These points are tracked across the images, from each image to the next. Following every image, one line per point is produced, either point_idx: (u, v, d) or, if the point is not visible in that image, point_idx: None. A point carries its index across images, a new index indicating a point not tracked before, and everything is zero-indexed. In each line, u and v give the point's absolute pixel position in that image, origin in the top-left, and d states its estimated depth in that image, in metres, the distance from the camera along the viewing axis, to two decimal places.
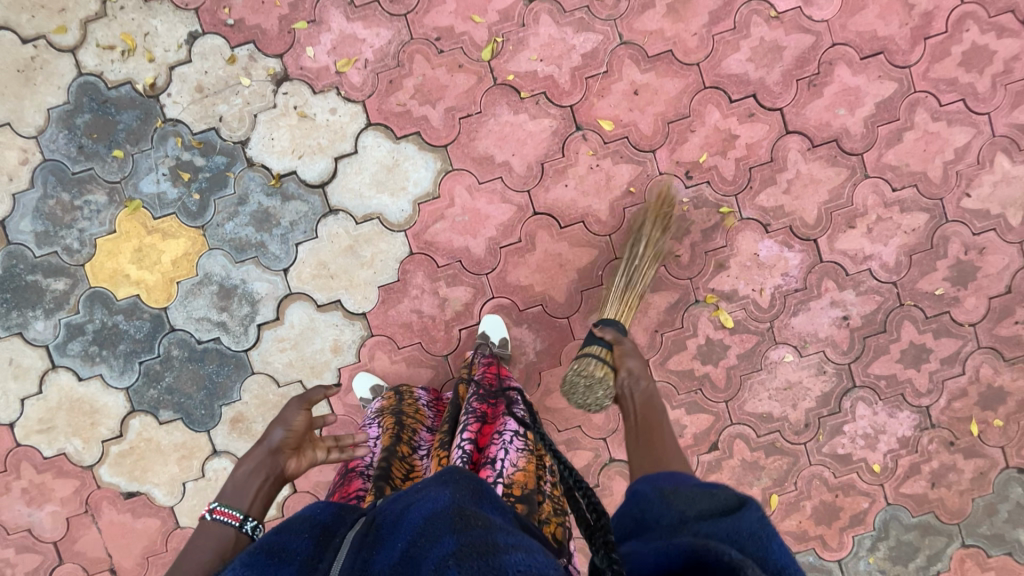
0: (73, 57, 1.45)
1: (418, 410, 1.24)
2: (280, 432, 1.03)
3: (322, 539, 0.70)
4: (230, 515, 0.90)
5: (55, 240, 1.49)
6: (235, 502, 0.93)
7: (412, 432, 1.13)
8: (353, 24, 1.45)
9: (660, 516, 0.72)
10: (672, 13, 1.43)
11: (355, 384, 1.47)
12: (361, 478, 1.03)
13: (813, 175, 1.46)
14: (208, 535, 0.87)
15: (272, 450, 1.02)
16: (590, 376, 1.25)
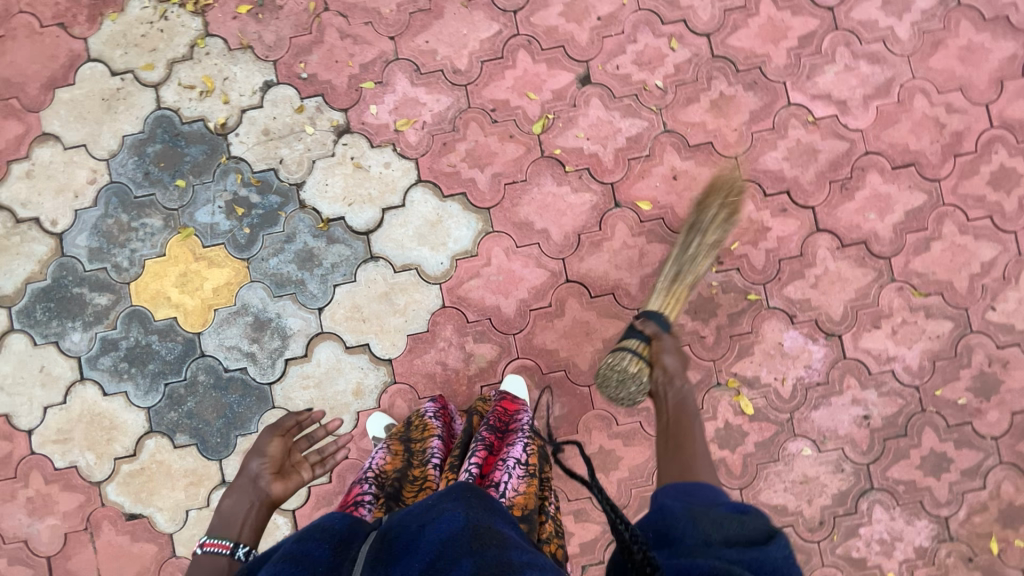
0: (155, 92, 1.57)
1: (426, 425, 1.27)
2: (257, 461, 1.13)
3: (337, 548, 0.75)
4: (219, 545, 0.97)
5: (106, 257, 1.56)
6: (224, 531, 1.01)
7: (421, 449, 1.17)
8: (417, 89, 1.55)
9: (688, 535, 0.83)
10: (715, 108, 1.52)
11: (370, 422, 1.48)
12: (362, 483, 1.07)
13: (841, 273, 1.50)
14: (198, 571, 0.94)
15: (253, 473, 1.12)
16: (625, 373, 1.33)
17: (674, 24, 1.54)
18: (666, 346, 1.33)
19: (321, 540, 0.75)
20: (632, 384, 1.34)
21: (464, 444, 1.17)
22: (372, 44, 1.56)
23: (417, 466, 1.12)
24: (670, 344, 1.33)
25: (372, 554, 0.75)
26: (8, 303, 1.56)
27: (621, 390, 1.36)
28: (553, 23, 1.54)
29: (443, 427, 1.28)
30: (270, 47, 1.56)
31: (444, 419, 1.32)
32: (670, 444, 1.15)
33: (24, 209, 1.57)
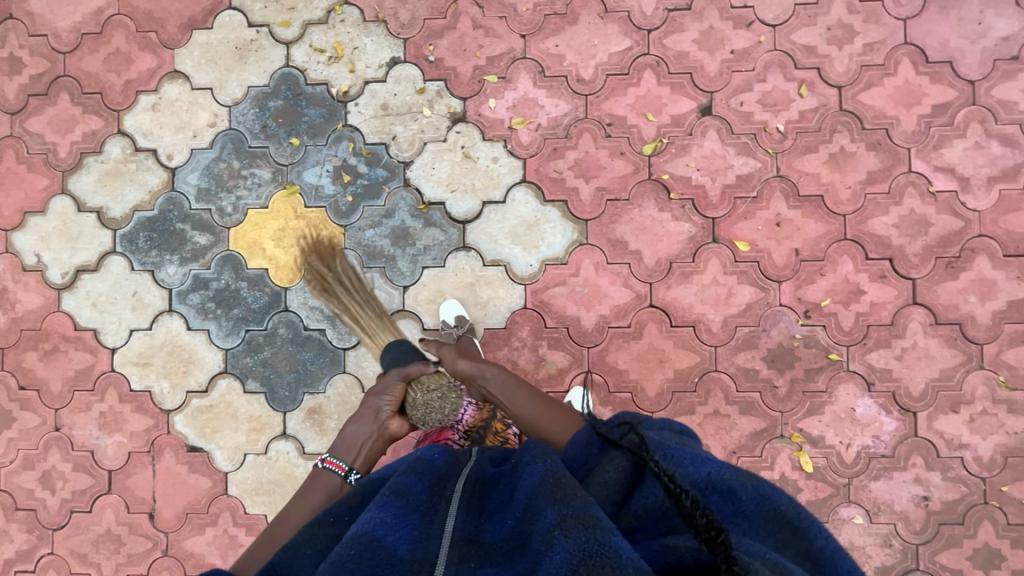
0: (287, 50, 1.61)
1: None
2: (381, 399, 1.22)
3: (434, 488, 0.85)
4: (336, 466, 1.15)
5: (213, 199, 1.62)
6: (344, 455, 1.17)
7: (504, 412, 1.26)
8: (538, 90, 1.56)
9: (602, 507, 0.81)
10: (833, 162, 1.50)
11: (443, 307, 1.53)
12: (452, 430, 1.20)
13: (929, 350, 1.47)
14: (315, 481, 1.13)
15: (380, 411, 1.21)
16: (428, 398, 1.21)
17: (807, 71, 1.52)
18: (448, 355, 1.29)
19: (416, 472, 0.87)
20: (452, 392, 1.24)
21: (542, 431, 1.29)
22: (502, 39, 1.57)
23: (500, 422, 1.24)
24: (450, 351, 1.29)
25: (467, 497, 0.84)
26: (115, 225, 1.63)
27: (428, 411, 1.20)
28: (685, 48, 1.54)
29: None
30: (403, 25, 1.59)
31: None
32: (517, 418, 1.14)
33: (144, 139, 1.64)
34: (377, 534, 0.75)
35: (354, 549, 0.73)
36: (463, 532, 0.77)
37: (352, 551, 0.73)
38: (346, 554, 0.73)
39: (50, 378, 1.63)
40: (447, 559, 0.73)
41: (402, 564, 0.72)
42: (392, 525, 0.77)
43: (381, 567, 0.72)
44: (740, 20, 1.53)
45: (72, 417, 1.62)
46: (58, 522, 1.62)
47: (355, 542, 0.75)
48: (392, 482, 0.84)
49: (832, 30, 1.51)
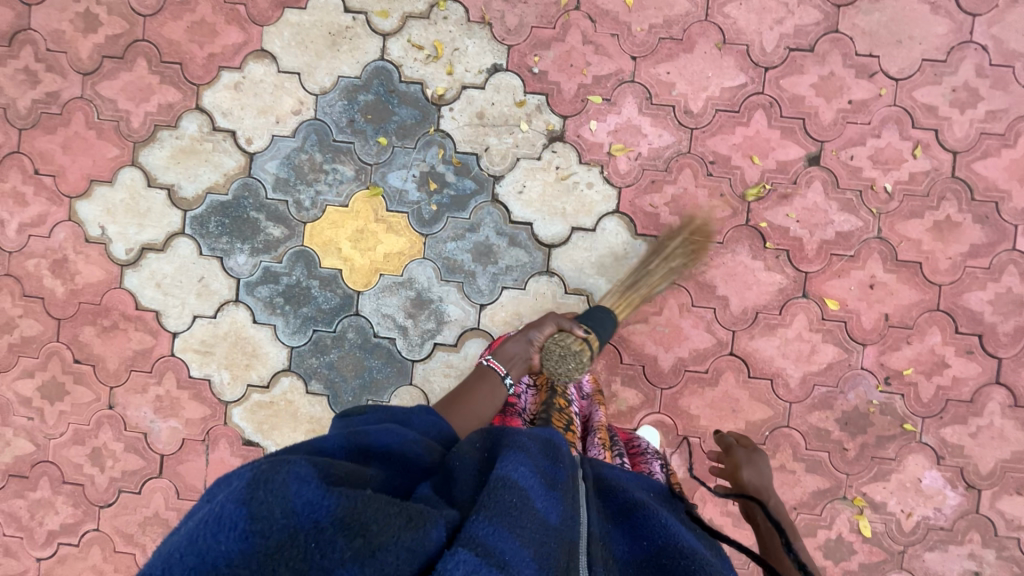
0: (383, 42, 1.53)
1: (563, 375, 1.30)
2: (535, 333, 1.26)
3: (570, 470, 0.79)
4: (497, 366, 1.20)
5: (291, 190, 1.55)
6: (503, 361, 1.22)
7: (563, 394, 1.21)
8: (643, 118, 1.50)
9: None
10: (937, 230, 1.46)
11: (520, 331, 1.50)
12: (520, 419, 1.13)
13: (1003, 430, 1.47)
14: (484, 376, 1.18)
15: (531, 341, 1.26)
16: (565, 348, 1.24)
17: (924, 131, 1.46)
18: (740, 457, 1.20)
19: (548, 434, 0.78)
20: (572, 358, 1.23)
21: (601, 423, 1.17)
22: (612, 59, 1.50)
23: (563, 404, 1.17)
24: (745, 454, 1.21)
25: (594, 501, 0.80)
26: (186, 206, 1.57)
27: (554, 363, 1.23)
28: (801, 92, 1.47)
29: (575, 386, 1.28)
30: (509, 31, 1.51)
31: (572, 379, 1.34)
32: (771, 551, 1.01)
33: (223, 119, 1.56)
34: (530, 493, 0.69)
35: (512, 495, 0.67)
36: (598, 531, 0.74)
37: (508, 495, 0.66)
38: (502, 496, 0.66)
39: (107, 355, 1.60)
40: (589, 555, 0.70)
41: (554, 535, 0.68)
42: (540, 496, 0.71)
43: (537, 530, 0.66)
44: (863, 69, 1.46)
45: (127, 397, 1.60)
46: (105, 500, 1.60)
47: (511, 487, 0.68)
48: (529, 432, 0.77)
49: (957, 91, 1.45)
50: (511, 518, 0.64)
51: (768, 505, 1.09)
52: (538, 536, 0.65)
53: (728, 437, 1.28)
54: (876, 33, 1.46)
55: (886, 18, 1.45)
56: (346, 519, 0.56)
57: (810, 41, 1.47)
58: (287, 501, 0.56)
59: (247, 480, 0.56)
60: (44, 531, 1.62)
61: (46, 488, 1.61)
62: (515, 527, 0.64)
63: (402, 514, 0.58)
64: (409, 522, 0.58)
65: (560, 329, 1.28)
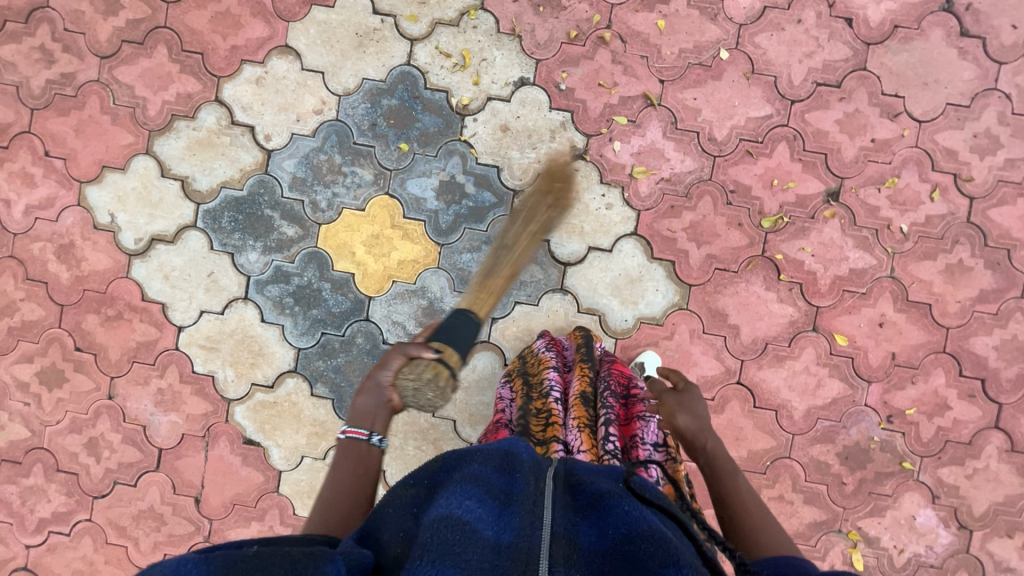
0: (410, 46, 1.51)
1: (540, 359, 1.25)
2: (387, 374, 0.93)
3: (530, 479, 0.78)
4: (358, 432, 0.89)
5: (307, 191, 1.54)
6: (361, 420, 0.91)
7: (539, 386, 1.14)
8: (666, 142, 1.50)
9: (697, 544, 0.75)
10: (949, 274, 1.48)
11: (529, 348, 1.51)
12: (507, 428, 1.04)
13: (999, 474, 1.49)
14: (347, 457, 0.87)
15: (382, 385, 0.93)
16: (418, 379, 0.92)
17: (944, 174, 1.47)
18: (671, 402, 1.02)
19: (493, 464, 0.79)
20: (433, 389, 0.93)
21: (585, 394, 1.10)
22: (640, 80, 1.49)
23: (539, 400, 1.09)
24: (677, 398, 1.02)
25: (562, 501, 0.76)
26: (199, 199, 1.55)
27: (419, 395, 0.93)
28: (825, 127, 1.48)
29: (557, 359, 1.24)
30: (538, 45, 1.50)
31: (557, 351, 1.29)
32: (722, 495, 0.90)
33: (242, 113, 1.54)
34: (475, 524, 0.67)
35: (454, 530, 0.65)
36: (562, 530, 0.71)
37: (451, 533, 0.64)
38: (444, 536, 0.64)
39: (109, 345, 1.58)
40: (550, 557, 0.65)
41: (507, 554, 0.65)
42: (490, 519, 0.69)
43: (485, 557, 0.64)
44: (888, 108, 1.47)
45: (128, 389, 1.58)
46: (99, 491, 1.59)
47: (451, 522, 0.66)
48: (474, 466, 0.77)
49: (978, 137, 1.46)
50: (454, 555, 0.62)
51: (706, 449, 0.96)
52: (487, 563, 0.63)
53: (658, 382, 1.09)
54: (904, 73, 1.46)
55: (914, 59, 1.46)
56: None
57: (838, 77, 1.47)
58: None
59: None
60: (35, 518, 1.59)
61: (40, 476, 1.59)
62: (459, 562, 0.62)
63: (288, 559, 0.56)
64: (297, 564, 0.56)
65: (408, 360, 0.94)
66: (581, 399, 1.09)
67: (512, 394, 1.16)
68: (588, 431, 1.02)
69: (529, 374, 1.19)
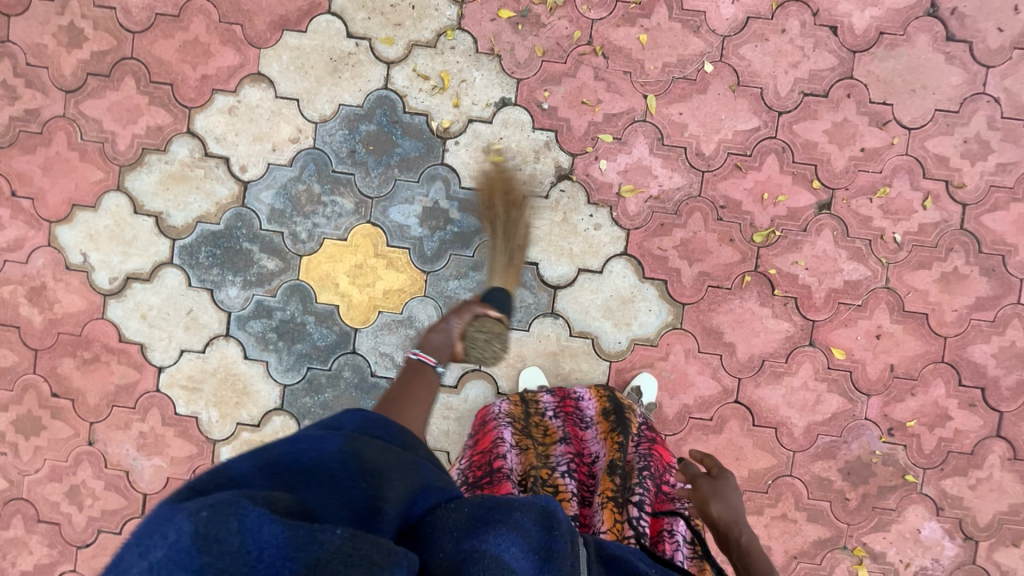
0: (387, 70, 1.46)
1: (546, 425, 1.17)
2: (455, 321, 1.16)
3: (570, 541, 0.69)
4: (426, 357, 1.07)
5: (286, 222, 1.49)
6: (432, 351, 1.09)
7: (546, 455, 1.09)
8: (654, 158, 1.46)
9: None
10: (944, 282, 1.45)
11: (522, 375, 1.47)
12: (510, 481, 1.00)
13: (1003, 483, 1.47)
14: (417, 374, 1.04)
15: (452, 331, 1.14)
16: (488, 332, 1.23)
17: (935, 182, 1.45)
18: (706, 489, 0.98)
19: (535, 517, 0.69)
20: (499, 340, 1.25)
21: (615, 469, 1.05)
22: (624, 97, 1.46)
23: (545, 468, 1.06)
24: (712, 486, 0.98)
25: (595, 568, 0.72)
26: (174, 235, 1.50)
27: (476, 347, 1.22)
28: (814, 138, 1.45)
29: (565, 427, 1.17)
30: (519, 64, 1.46)
31: (566, 414, 1.20)
32: None
33: (216, 144, 1.49)
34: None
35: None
36: None
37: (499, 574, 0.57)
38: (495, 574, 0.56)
39: (87, 389, 1.52)
40: None
41: None
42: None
43: None
44: (877, 117, 1.44)
45: (108, 434, 1.52)
46: (83, 540, 1.53)
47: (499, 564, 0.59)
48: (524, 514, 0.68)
49: (968, 143, 1.44)
50: None
51: (741, 543, 0.91)
52: None
53: (693, 465, 1.04)
54: (891, 81, 1.44)
55: (901, 66, 1.44)
56: (303, 565, 0.46)
57: (825, 86, 1.44)
58: (244, 555, 0.45)
59: (189, 535, 0.45)
60: (17, 572, 1.54)
61: (19, 528, 1.53)
62: None
63: (364, 565, 0.47)
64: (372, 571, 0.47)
65: (477, 317, 1.21)
66: (608, 472, 1.05)
67: (515, 442, 1.09)
68: (614, 506, 0.99)
69: (537, 436, 1.13)
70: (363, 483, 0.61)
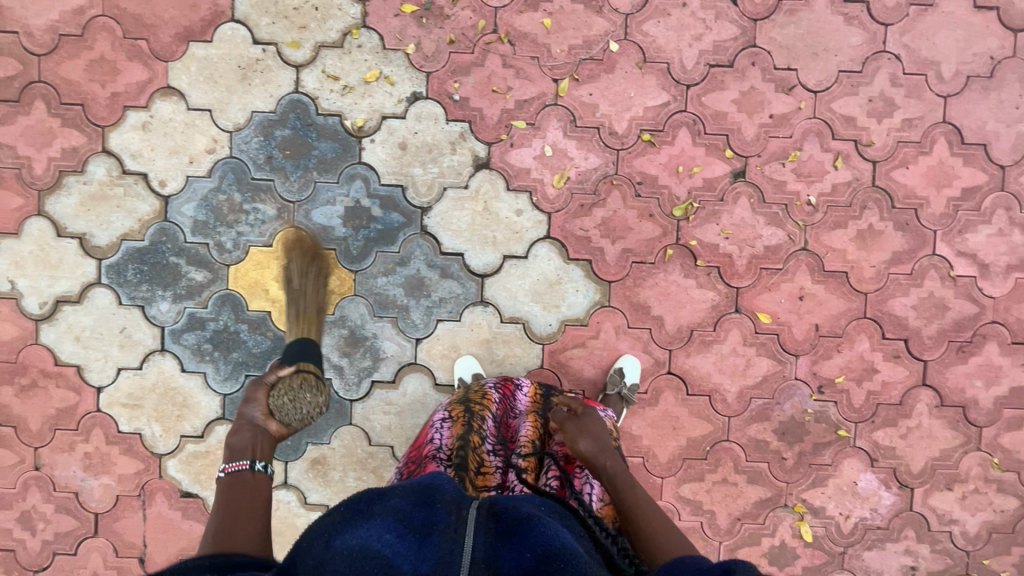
0: (296, 74, 1.47)
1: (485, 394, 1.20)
2: (252, 409, 1.02)
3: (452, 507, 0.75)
4: (238, 464, 0.92)
5: (211, 233, 1.50)
6: (237, 454, 0.94)
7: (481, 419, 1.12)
8: (568, 141, 1.48)
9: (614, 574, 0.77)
10: (861, 240, 1.48)
11: (457, 364, 1.48)
12: (436, 461, 1.03)
13: (932, 430, 1.51)
14: (236, 489, 0.90)
15: (254, 420, 1.01)
16: (293, 391, 1.09)
17: (845, 142, 1.47)
18: (571, 428, 1.12)
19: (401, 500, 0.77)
20: (310, 389, 1.12)
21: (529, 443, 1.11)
22: (534, 82, 1.47)
23: (477, 437, 1.08)
24: (574, 424, 1.12)
25: (483, 526, 0.72)
26: (100, 255, 1.50)
27: (292, 409, 1.05)
28: (723, 108, 1.47)
29: (501, 402, 1.20)
30: (427, 57, 1.47)
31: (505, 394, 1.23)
32: (630, 517, 0.95)
33: (133, 161, 1.49)
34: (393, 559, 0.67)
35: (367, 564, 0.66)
36: (483, 555, 0.68)
37: (366, 565, 0.66)
38: (359, 568, 0.66)
39: (28, 415, 1.53)
40: None
41: None
42: (409, 553, 0.68)
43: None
44: (782, 83, 1.47)
45: (54, 457, 1.53)
46: (39, 564, 1.55)
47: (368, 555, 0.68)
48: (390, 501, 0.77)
49: (873, 101, 1.47)
50: None
51: (606, 468, 1.03)
52: None
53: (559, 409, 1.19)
54: (793, 46, 1.46)
55: (802, 31, 1.46)
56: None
57: (730, 56, 1.46)
58: None
59: None
60: None
61: None
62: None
63: None
64: None
65: (270, 386, 1.08)
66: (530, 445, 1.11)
67: (447, 417, 1.13)
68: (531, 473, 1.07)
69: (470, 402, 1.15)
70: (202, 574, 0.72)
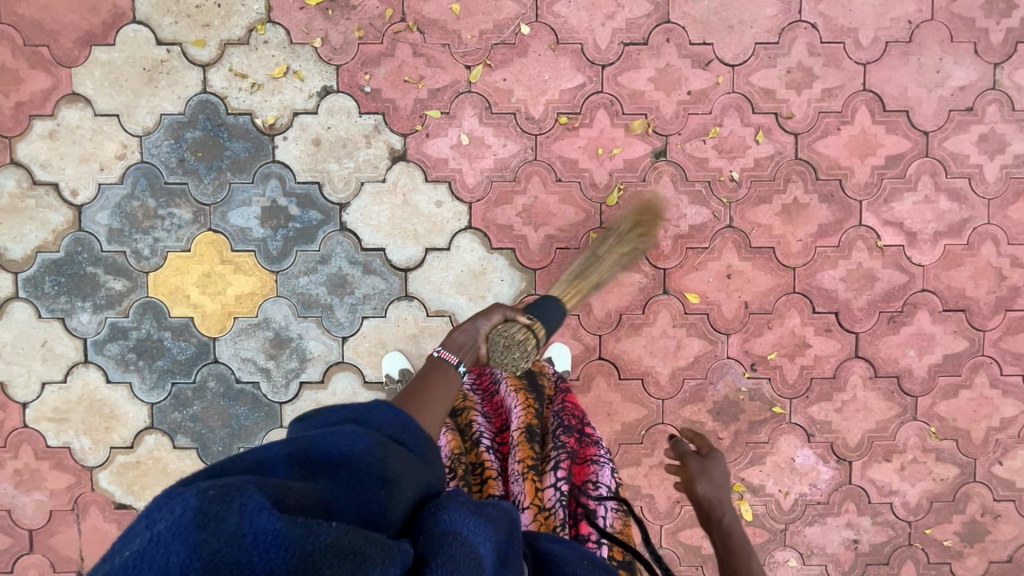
0: (203, 73, 1.44)
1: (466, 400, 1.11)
2: (484, 323, 1.03)
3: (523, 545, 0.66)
4: (447, 356, 0.92)
5: (127, 240, 1.47)
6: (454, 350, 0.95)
7: (469, 429, 1.04)
8: (485, 128, 1.45)
9: None
10: (786, 214, 1.47)
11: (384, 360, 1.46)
12: None
13: (868, 402, 1.50)
14: (435, 371, 0.89)
15: (480, 333, 1.01)
16: (511, 339, 1.04)
17: (765, 116, 1.45)
18: (694, 468, 1.01)
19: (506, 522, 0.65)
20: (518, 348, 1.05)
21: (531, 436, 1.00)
22: (446, 70, 1.44)
23: (470, 449, 1.00)
24: (700, 464, 1.01)
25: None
26: (15, 268, 1.47)
27: (504, 354, 1.04)
28: (640, 87, 1.45)
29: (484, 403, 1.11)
30: (335, 50, 1.44)
31: (484, 390, 1.15)
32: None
33: (42, 171, 1.46)
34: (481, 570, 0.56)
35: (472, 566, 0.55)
36: None
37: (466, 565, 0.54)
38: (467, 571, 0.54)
39: None
40: None
41: None
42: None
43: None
44: (698, 58, 1.44)
45: None
46: None
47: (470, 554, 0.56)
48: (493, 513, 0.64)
49: (791, 72, 1.44)
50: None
51: (722, 521, 0.94)
52: None
53: (682, 443, 1.07)
54: (707, 20, 1.43)
55: (715, 4, 1.43)
56: (300, 561, 0.45)
57: (643, 34, 1.44)
58: (242, 538, 0.45)
59: (193, 509, 0.45)
60: None
61: None
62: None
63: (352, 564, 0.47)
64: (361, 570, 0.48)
65: (505, 320, 1.06)
66: (524, 436, 1.00)
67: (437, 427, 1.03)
68: (532, 476, 0.94)
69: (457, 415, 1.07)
70: (380, 493, 0.56)
